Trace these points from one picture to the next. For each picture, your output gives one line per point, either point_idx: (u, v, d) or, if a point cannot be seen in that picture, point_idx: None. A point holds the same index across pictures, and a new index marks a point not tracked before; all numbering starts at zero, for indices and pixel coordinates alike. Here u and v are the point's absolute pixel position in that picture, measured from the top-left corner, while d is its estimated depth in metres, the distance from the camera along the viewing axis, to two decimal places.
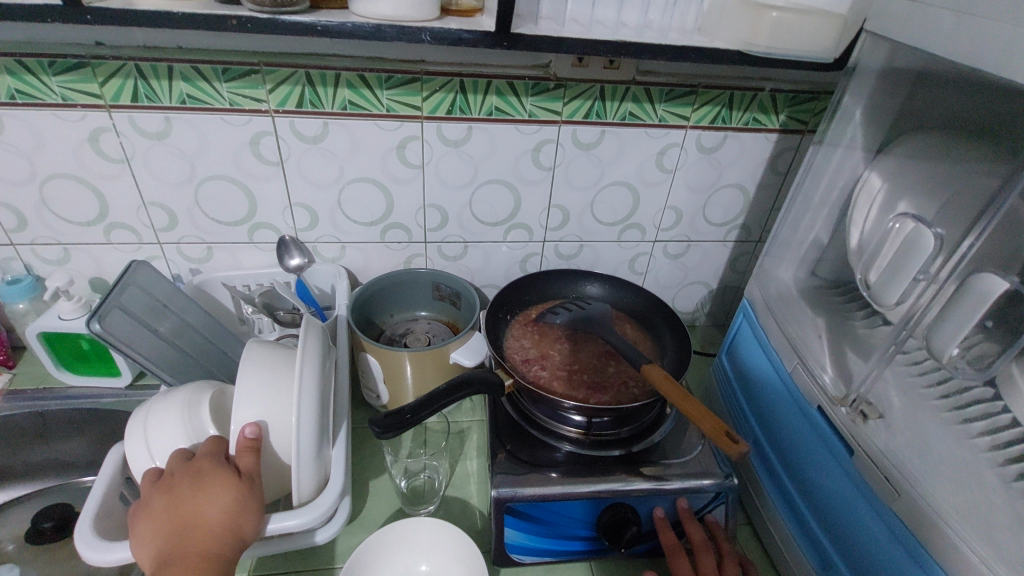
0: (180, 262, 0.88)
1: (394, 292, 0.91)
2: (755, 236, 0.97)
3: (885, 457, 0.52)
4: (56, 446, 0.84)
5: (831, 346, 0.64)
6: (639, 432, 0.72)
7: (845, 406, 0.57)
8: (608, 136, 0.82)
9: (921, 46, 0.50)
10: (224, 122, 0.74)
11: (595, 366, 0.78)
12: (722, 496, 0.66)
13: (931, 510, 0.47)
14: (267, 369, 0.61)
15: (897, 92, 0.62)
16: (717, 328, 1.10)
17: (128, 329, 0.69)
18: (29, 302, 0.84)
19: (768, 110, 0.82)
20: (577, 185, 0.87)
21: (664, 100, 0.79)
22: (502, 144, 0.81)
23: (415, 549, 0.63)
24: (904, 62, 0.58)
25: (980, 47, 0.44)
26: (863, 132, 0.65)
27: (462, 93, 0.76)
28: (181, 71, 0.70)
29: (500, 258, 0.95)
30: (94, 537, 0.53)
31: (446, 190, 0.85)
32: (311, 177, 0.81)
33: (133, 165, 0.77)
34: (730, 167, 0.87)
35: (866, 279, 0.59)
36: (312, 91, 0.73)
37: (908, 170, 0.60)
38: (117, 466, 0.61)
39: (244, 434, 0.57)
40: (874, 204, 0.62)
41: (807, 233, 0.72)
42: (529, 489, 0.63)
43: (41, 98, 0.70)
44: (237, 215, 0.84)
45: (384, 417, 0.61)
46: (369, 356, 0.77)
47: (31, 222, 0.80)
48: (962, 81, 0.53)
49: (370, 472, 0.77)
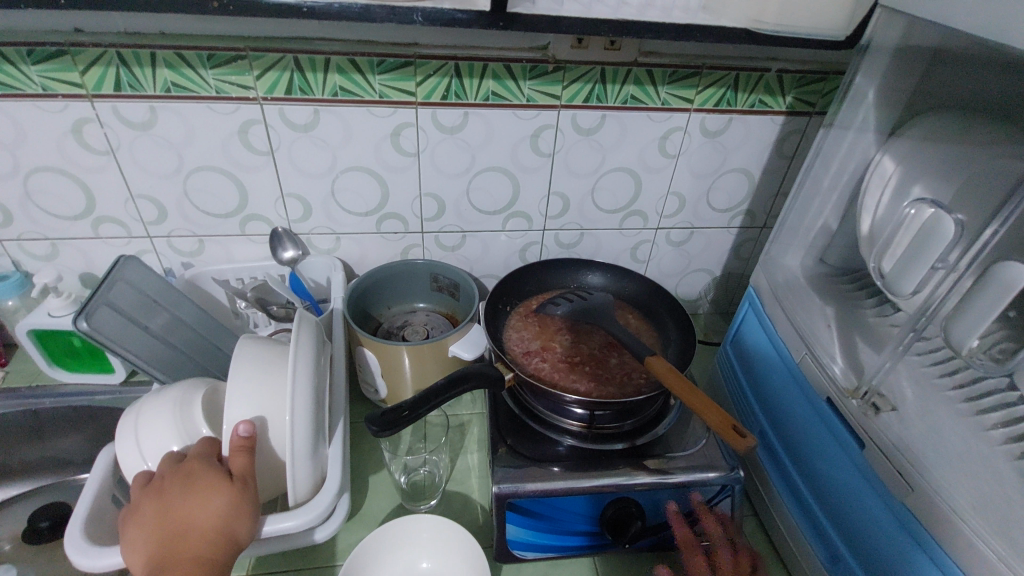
0: (171, 256, 0.86)
1: (391, 284, 0.89)
2: (760, 223, 0.94)
3: (898, 451, 0.50)
4: (51, 444, 0.82)
5: (841, 334, 0.62)
6: (643, 424, 0.71)
7: (855, 399, 0.55)
8: (609, 120, 0.79)
9: (942, 20, 0.47)
10: (211, 110, 0.72)
11: (598, 358, 0.76)
12: (728, 488, 0.64)
13: (946, 505, 0.45)
14: (259, 366, 0.59)
15: (913, 71, 0.59)
16: (720, 316, 1.08)
17: (116, 326, 0.67)
18: (19, 299, 0.82)
19: (775, 92, 0.79)
20: (578, 171, 0.84)
21: (667, 83, 0.76)
22: (498, 130, 0.78)
23: (415, 546, 0.62)
24: (921, 39, 0.55)
25: (1007, 22, 0.41)
26: (876, 114, 0.62)
27: (457, 77, 0.73)
28: (165, 58, 0.67)
29: (499, 248, 0.93)
30: (85, 543, 0.52)
31: (443, 178, 0.83)
32: (303, 166, 0.79)
33: (119, 157, 0.75)
34: (734, 151, 0.85)
35: (880, 268, 0.56)
36: (301, 77, 0.70)
37: (922, 153, 0.57)
38: (108, 468, 0.59)
39: (236, 433, 0.54)
40: (887, 188, 0.60)
41: (816, 218, 0.70)
42: (531, 484, 0.62)
43: (21, 89, 0.67)
44: (228, 207, 0.81)
45: (381, 415, 0.58)
46: (367, 351, 0.76)
47: (17, 217, 0.78)
48: (981, 59, 0.50)
49: (369, 468, 0.76)
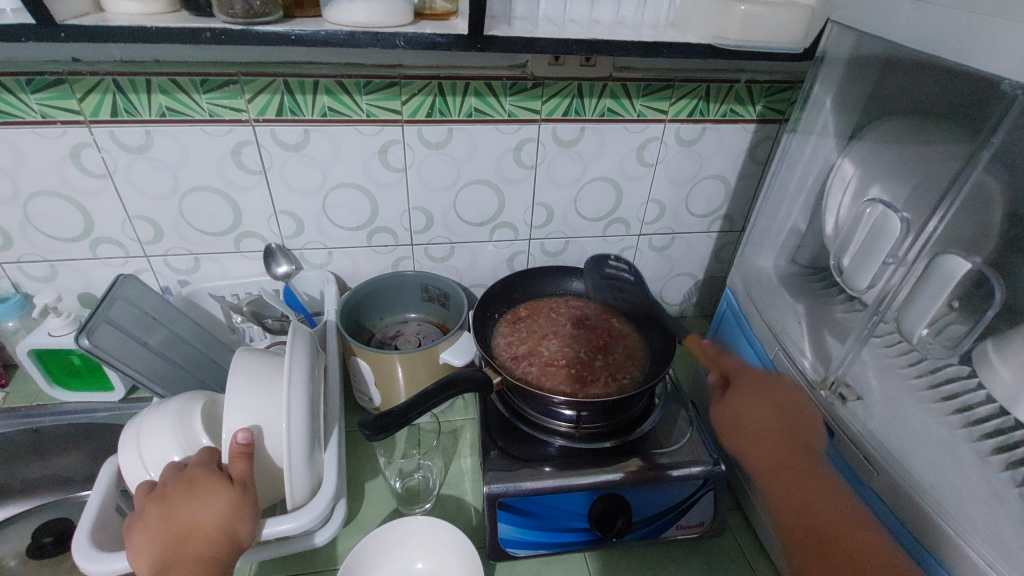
0: (168, 275, 0.88)
1: (383, 296, 0.91)
2: (738, 226, 0.98)
3: (865, 438, 0.53)
4: (52, 461, 0.84)
5: (810, 330, 0.65)
6: (629, 423, 0.73)
7: (824, 389, 0.58)
8: (588, 133, 0.83)
9: (883, 34, 0.51)
10: (204, 133, 0.75)
11: (584, 360, 0.79)
12: (711, 483, 0.67)
13: (909, 486, 0.48)
14: (255, 377, 0.61)
15: (866, 79, 0.62)
16: (706, 319, 1.11)
17: (115, 343, 0.70)
18: (19, 320, 0.84)
19: (745, 102, 0.83)
20: (560, 182, 0.88)
21: (642, 96, 0.80)
22: (482, 145, 0.82)
23: (410, 547, 0.64)
24: (869, 52, 0.58)
25: (938, 35, 0.45)
26: (835, 120, 0.66)
27: (441, 96, 0.76)
28: (160, 85, 0.70)
29: (487, 258, 0.96)
30: (92, 550, 0.54)
31: (430, 192, 0.86)
32: (294, 184, 0.82)
33: (116, 180, 0.77)
34: (710, 159, 0.88)
35: (839, 263, 0.61)
36: (291, 99, 0.73)
37: (879, 155, 0.61)
38: (112, 479, 0.62)
39: (235, 440, 0.57)
40: (848, 191, 0.63)
41: (785, 221, 0.73)
42: (520, 483, 0.64)
43: (21, 117, 0.70)
44: (222, 225, 0.84)
45: (374, 420, 0.61)
46: (360, 361, 0.78)
47: (17, 241, 0.80)
48: (923, 70, 0.54)
49: (364, 475, 0.78)
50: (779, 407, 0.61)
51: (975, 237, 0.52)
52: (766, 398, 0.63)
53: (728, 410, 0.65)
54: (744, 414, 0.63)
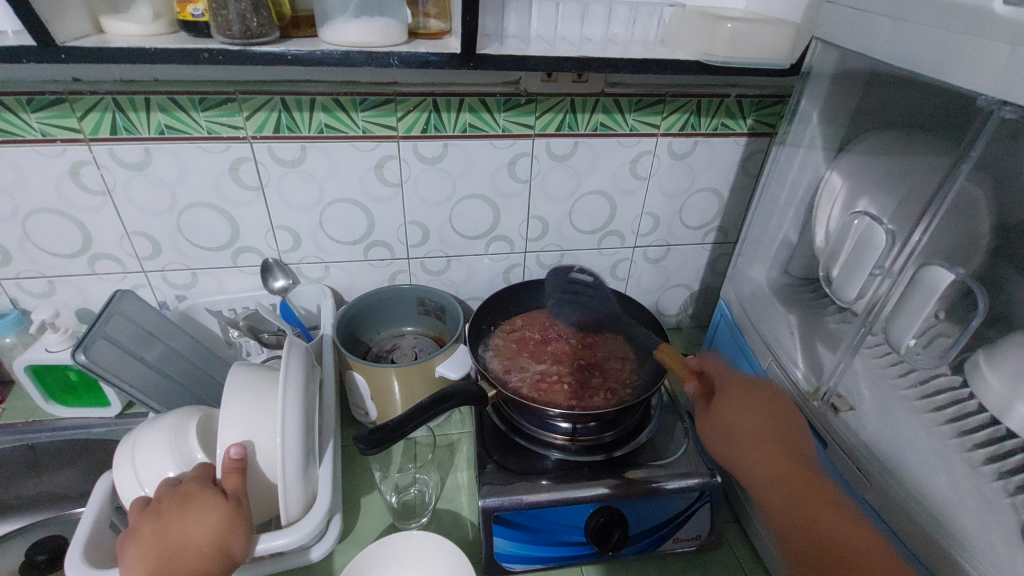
0: (165, 289, 0.89)
1: (379, 310, 0.92)
2: (733, 238, 0.99)
3: (857, 448, 0.54)
4: (47, 478, 0.84)
5: (803, 340, 0.65)
6: (623, 436, 0.73)
7: (817, 400, 0.60)
8: (581, 147, 0.84)
9: (865, 51, 0.52)
10: (203, 150, 0.76)
11: (580, 373, 0.79)
12: (706, 495, 0.67)
13: (900, 496, 0.49)
14: (249, 392, 0.61)
15: (853, 93, 0.63)
16: (702, 329, 1.11)
17: (112, 358, 0.70)
18: (16, 336, 0.85)
19: (735, 116, 0.84)
20: (554, 196, 0.89)
21: (633, 110, 0.81)
22: (476, 160, 0.83)
23: (405, 563, 0.64)
24: (853, 66, 0.59)
25: (915, 54, 0.46)
26: (822, 133, 0.67)
27: (436, 112, 0.77)
28: (159, 103, 0.71)
29: (483, 271, 0.97)
30: (84, 567, 0.54)
31: (426, 207, 0.87)
32: (291, 200, 0.83)
33: (114, 197, 0.78)
34: (702, 172, 0.89)
35: (828, 275, 0.62)
36: (288, 116, 0.75)
37: (866, 168, 0.62)
38: (106, 495, 0.61)
39: (229, 456, 0.57)
40: (836, 204, 0.64)
41: (776, 232, 0.74)
42: (517, 497, 0.64)
43: (22, 135, 0.71)
44: (220, 240, 0.85)
45: (369, 433, 0.61)
46: (356, 374, 0.78)
47: (16, 257, 0.81)
48: (907, 86, 0.55)
49: (360, 489, 0.78)
50: (771, 412, 0.59)
51: (962, 248, 0.53)
52: (759, 402, 0.60)
53: (725, 416, 0.61)
54: (740, 418, 0.60)
